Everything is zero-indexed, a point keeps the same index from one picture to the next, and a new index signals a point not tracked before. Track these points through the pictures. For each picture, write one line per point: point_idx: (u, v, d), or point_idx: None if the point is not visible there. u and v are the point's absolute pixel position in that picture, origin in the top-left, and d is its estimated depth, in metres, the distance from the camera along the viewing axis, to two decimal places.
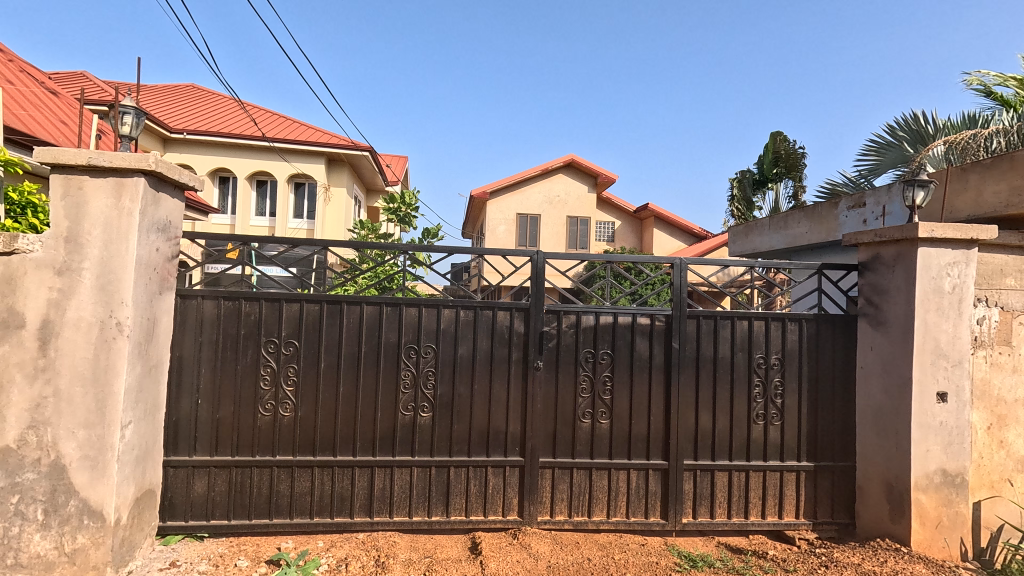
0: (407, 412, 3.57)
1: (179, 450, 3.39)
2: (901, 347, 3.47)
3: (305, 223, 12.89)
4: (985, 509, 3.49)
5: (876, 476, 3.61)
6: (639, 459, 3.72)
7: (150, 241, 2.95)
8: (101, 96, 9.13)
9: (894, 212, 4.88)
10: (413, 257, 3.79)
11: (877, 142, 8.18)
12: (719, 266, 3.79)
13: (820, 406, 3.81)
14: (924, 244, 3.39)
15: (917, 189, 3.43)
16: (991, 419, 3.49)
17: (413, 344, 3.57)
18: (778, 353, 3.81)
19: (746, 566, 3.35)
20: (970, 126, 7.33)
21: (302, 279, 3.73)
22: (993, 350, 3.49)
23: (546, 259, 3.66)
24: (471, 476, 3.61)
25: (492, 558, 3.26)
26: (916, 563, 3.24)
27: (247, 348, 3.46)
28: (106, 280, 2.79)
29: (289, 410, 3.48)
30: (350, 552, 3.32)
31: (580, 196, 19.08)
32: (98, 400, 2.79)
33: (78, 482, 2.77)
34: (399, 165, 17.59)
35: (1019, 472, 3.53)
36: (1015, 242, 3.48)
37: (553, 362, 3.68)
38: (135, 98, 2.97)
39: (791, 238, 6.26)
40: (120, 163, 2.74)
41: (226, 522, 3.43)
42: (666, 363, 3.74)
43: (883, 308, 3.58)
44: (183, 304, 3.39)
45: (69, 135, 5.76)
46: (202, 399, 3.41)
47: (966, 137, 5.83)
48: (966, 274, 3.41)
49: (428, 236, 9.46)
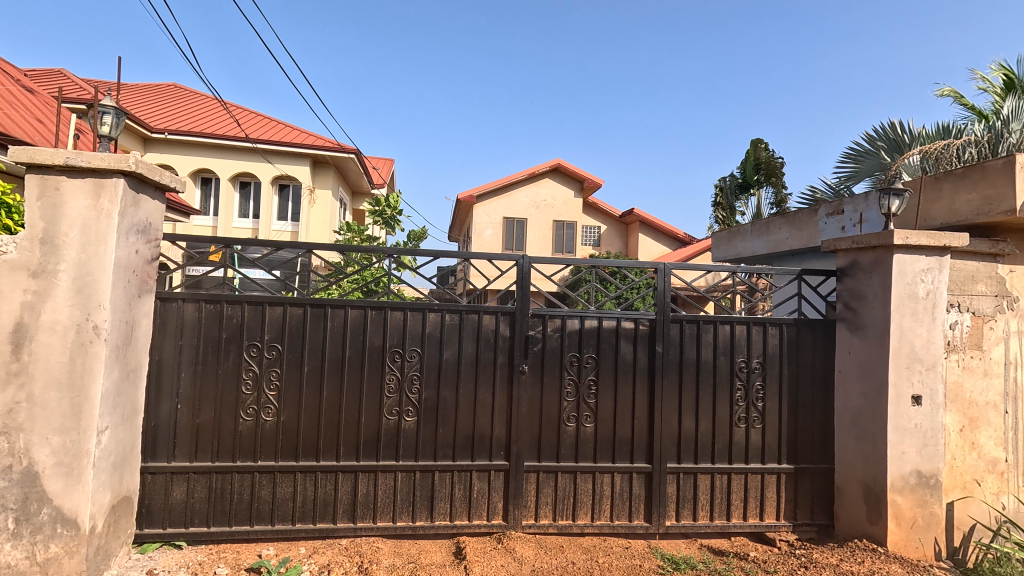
0: (392, 417, 3.54)
1: (158, 455, 3.33)
2: (878, 351, 3.55)
3: (289, 225, 12.69)
4: (958, 510, 3.58)
5: (854, 478, 3.69)
6: (623, 462, 3.74)
7: (130, 243, 2.90)
8: (80, 94, 8.93)
9: (872, 219, 5.03)
10: (398, 261, 3.74)
11: (855, 150, 8.38)
12: (703, 271, 3.78)
13: (800, 409, 3.87)
14: (900, 251, 3.48)
15: (893, 197, 3.52)
16: (963, 421, 3.59)
17: (397, 349, 3.56)
18: (760, 357, 3.87)
19: (728, 568, 3.38)
20: (944, 136, 7.57)
21: (286, 282, 3.57)
22: (965, 354, 3.59)
23: (531, 264, 3.66)
24: (457, 480, 3.60)
25: (477, 563, 3.26)
26: (893, 563, 3.31)
27: (229, 351, 3.41)
28: (83, 282, 2.74)
29: (271, 415, 3.44)
30: (333, 558, 3.29)
31: (567, 201, 19.20)
32: (74, 406, 2.72)
33: (51, 489, 2.70)
34: (386, 168, 17.54)
35: (990, 473, 3.63)
36: (985, 249, 3.60)
37: (539, 365, 3.69)
38: (116, 97, 2.91)
39: (773, 243, 6.35)
40: (99, 163, 2.70)
41: (206, 530, 3.38)
42: (650, 367, 3.78)
43: (861, 313, 3.67)
44: (163, 307, 3.33)
45: (46, 133, 5.70)
46: (182, 404, 3.35)
47: (941, 148, 6.08)
48: (939, 280, 3.51)
49: (414, 240, 9.31)
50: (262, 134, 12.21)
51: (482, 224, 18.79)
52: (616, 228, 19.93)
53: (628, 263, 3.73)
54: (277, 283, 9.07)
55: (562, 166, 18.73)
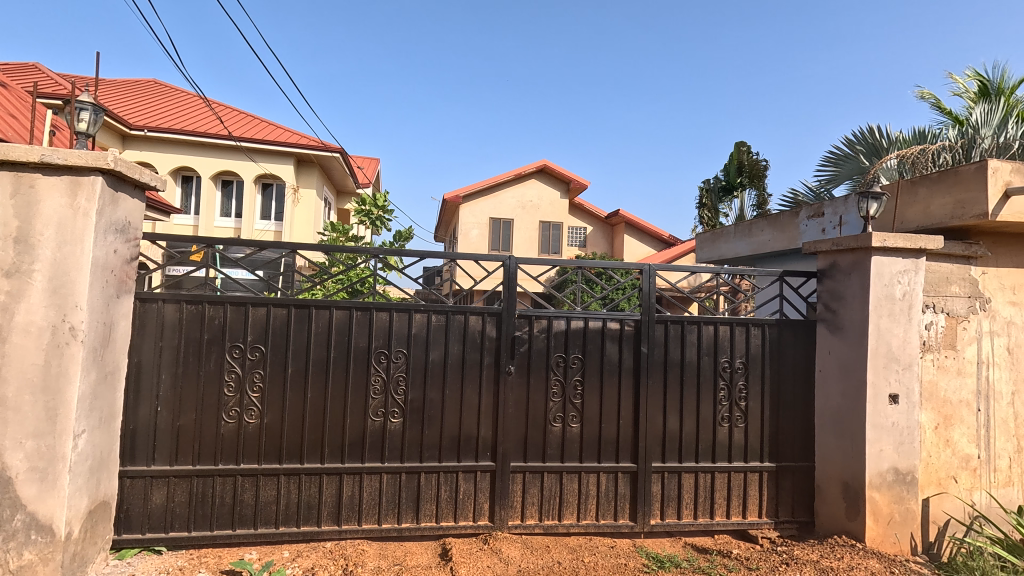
0: (377, 418, 3.52)
1: (136, 459, 3.27)
2: (856, 351, 3.63)
3: (272, 225, 12.52)
4: (933, 505, 3.67)
5: (833, 476, 3.77)
6: (608, 462, 3.76)
7: (108, 243, 2.84)
8: (56, 89, 8.72)
9: (851, 222, 5.13)
10: (384, 261, 3.72)
11: (835, 154, 8.56)
12: (687, 272, 3.82)
13: (781, 408, 3.94)
14: (878, 253, 3.56)
15: (871, 201, 3.60)
16: (938, 419, 3.68)
17: (383, 350, 3.54)
18: (742, 357, 3.92)
19: (711, 566, 3.42)
20: (921, 141, 7.76)
21: (269, 282, 3.47)
22: (940, 353, 3.69)
23: (518, 265, 3.67)
24: (443, 481, 3.59)
25: (463, 564, 3.25)
26: (871, 558, 3.39)
27: (210, 353, 3.36)
28: (59, 282, 2.67)
29: (254, 417, 3.39)
30: (317, 562, 3.26)
31: (553, 202, 19.28)
32: (49, 409, 2.66)
33: (25, 495, 2.63)
34: (372, 167, 17.43)
35: (964, 469, 3.73)
36: (959, 251, 3.70)
37: (525, 366, 3.70)
38: (93, 93, 2.85)
39: (755, 245, 6.44)
40: (76, 161, 2.64)
41: (186, 534, 3.32)
42: (635, 367, 3.81)
43: (840, 314, 3.75)
44: (143, 307, 3.26)
45: (19, 129, 5.55)
46: (162, 407, 3.29)
47: (917, 152, 6.24)
48: (915, 281, 3.60)
49: (400, 240, 9.26)
50: (245, 132, 12.03)
51: (468, 224, 18.78)
52: (602, 229, 20.05)
53: (613, 264, 3.75)
54: (260, 284, 8.87)
55: (548, 167, 18.79)
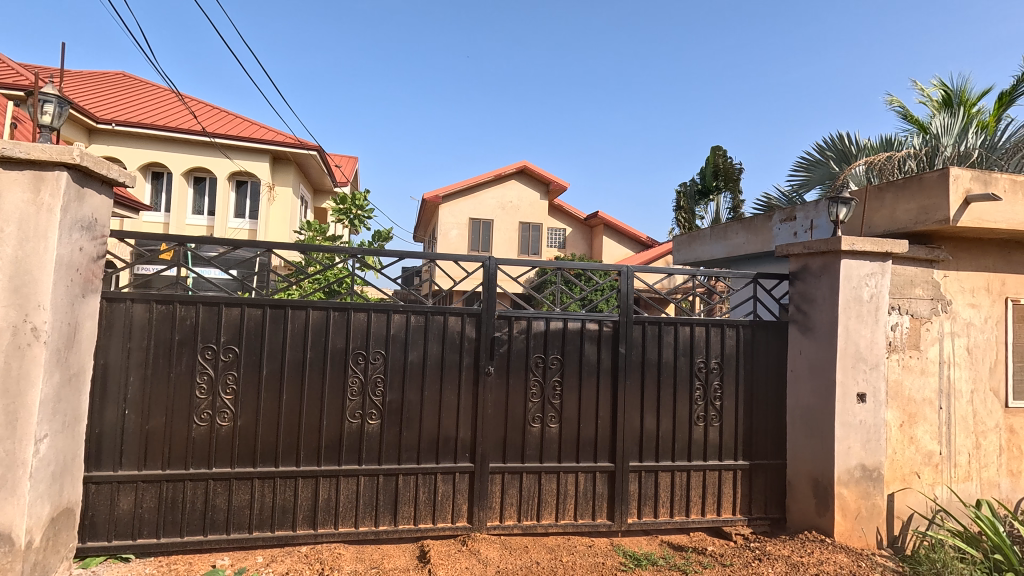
0: (354, 420, 3.48)
1: (103, 464, 3.16)
2: (826, 351, 3.74)
3: (247, 223, 12.27)
4: (898, 500, 3.80)
5: (804, 473, 3.87)
6: (586, 462, 3.79)
7: (74, 240, 2.74)
8: (17, 80, 8.38)
9: (822, 226, 5.28)
10: (362, 261, 3.68)
11: (806, 159, 8.79)
12: (664, 274, 3.88)
13: (754, 407, 4.03)
14: (846, 256, 3.67)
15: (840, 206, 3.72)
16: (903, 417, 3.81)
17: (361, 351, 3.50)
18: (717, 357, 4.00)
19: (687, 563, 3.47)
20: (887, 148, 8.03)
21: (245, 282, 3.33)
22: (904, 354, 3.82)
23: (497, 266, 3.67)
24: (421, 483, 3.57)
25: (441, 566, 3.23)
26: (839, 552, 3.49)
27: (181, 355, 3.27)
28: (21, 281, 2.57)
29: (227, 420, 3.32)
30: (292, 566, 3.20)
31: (533, 203, 19.33)
32: (8, 413, 2.55)
33: None
34: (350, 166, 17.23)
35: (926, 465, 3.87)
36: (922, 255, 3.84)
37: (504, 367, 3.70)
38: (58, 85, 2.75)
39: (730, 247, 6.56)
40: (39, 155, 2.54)
41: (155, 541, 3.22)
42: (613, 367, 3.85)
43: (811, 315, 3.85)
44: (110, 307, 3.16)
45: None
46: (130, 410, 3.19)
47: (885, 159, 6.45)
48: (881, 284, 3.73)
49: (378, 240, 9.16)
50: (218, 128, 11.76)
51: (447, 224, 18.72)
52: (581, 230, 20.19)
53: (592, 265, 3.79)
54: (235, 283, 8.66)
55: (528, 168, 18.85)
